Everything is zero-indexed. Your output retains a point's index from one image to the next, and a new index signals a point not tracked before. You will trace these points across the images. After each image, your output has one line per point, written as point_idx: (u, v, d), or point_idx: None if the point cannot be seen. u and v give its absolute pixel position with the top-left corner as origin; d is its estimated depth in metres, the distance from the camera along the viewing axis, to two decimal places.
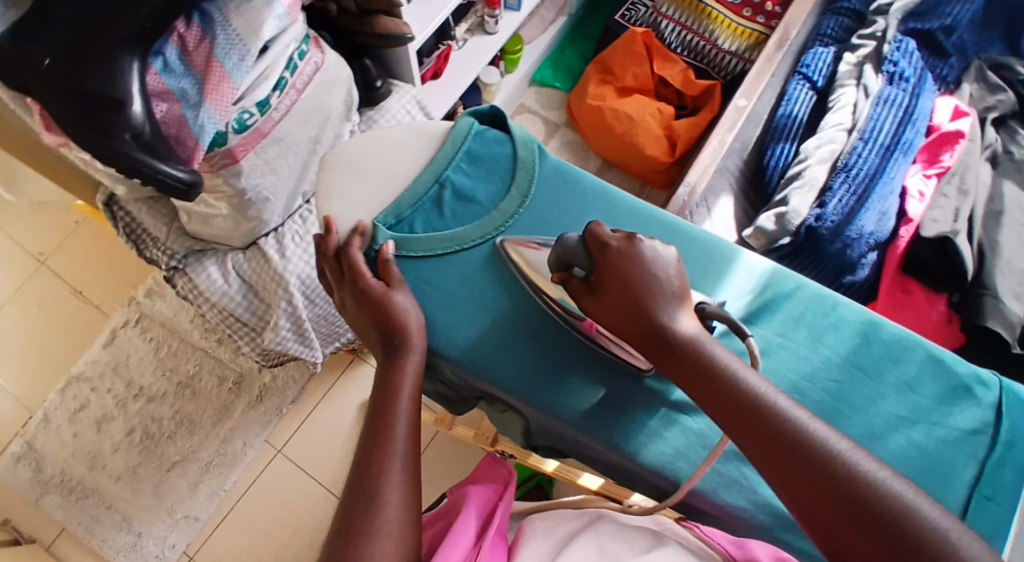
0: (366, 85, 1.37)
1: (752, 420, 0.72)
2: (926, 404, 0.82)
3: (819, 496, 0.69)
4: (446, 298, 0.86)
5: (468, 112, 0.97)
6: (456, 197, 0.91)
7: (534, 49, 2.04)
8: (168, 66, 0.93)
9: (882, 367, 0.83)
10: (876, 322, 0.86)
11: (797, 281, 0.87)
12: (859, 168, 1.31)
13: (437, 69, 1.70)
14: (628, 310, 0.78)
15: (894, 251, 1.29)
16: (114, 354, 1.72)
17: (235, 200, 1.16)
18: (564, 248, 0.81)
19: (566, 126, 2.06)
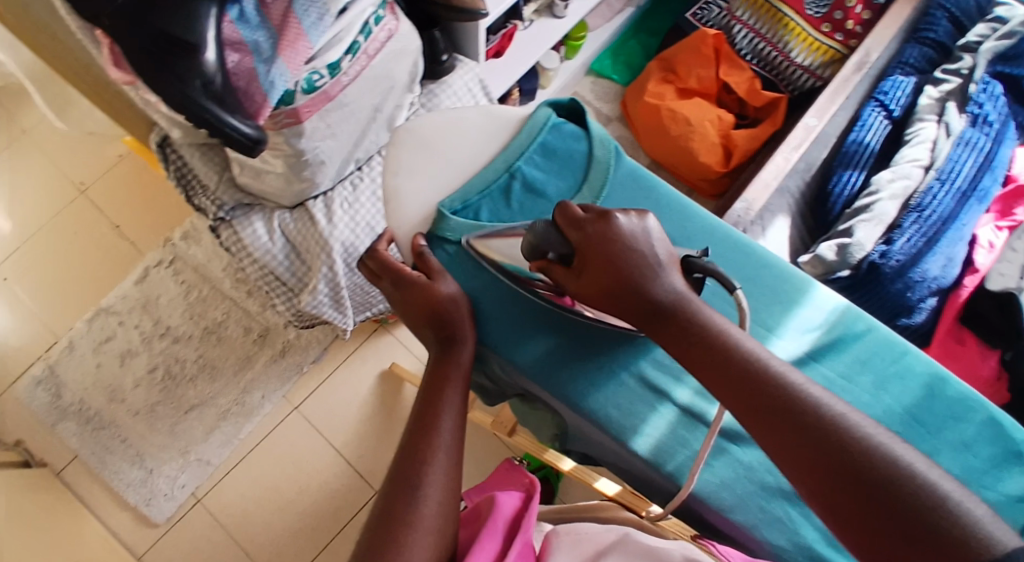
0: (432, 58, 1.33)
1: (749, 386, 0.72)
2: (979, 467, 0.78)
3: (820, 463, 0.68)
4: (500, 293, 0.84)
5: (547, 101, 0.93)
6: (527, 189, 0.88)
7: (599, 37, 1.98)
8: (244, 16, 0.90)
9: (942, 424, 0.80)
10: (943, 376, 0.82)
11: (869, 322, 0.84)
12: (932, 210, 1.27)
13: (499, 48, 1.66)
14: (611, 285, 0.76)
15: (956, 299, 1.25)
16: (145, 292, 1.72)
17: (292, 159, 1.13)
18: (536, 236, 0.78)
19: (620, 120, 2.02)
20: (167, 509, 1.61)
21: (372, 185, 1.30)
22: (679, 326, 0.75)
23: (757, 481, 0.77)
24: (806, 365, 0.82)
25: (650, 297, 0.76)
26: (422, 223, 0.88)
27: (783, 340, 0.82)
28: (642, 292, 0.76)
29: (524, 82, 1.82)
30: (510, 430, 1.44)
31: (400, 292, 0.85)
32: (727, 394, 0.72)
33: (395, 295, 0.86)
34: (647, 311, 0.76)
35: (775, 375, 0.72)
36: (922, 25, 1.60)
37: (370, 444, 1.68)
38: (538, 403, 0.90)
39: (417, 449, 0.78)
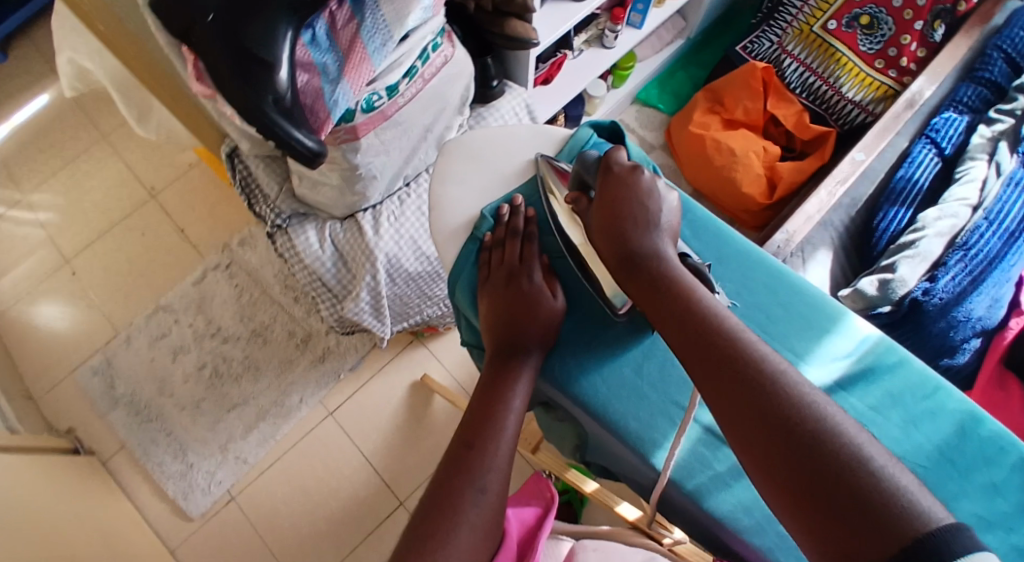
0: (482, 83, 1.38)
1: (700, 340, 0.75)
2: (1011, 511, 0.78)
3: (749, 418, 0.70)
4: None
5: (589, 122, 0.97)
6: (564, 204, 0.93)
7: (645, 68, 2.01)
8: (315, 39, 0.97)
9: (973, 466, 0.80)
10: (976, 416, 0.82)
11: (902, 356, 0.85)
12: (979, 250, 1.26)
13: (549, 75, 1.71)
14: (606, 228, 0.85)
15: (1001, 340, 1.25)
16: (201, 292, 1.80)
17: (347, 172, 1.19)
18: (582, 168, 0.89)
19: (662, 149, 2.04)
20: (203, 503, 1.67)
21: (419, 201, 1.35)
22: (651, 278, 0.81)
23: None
24: (835, 395, 0.83)
25: (636, 251, 0.82)
26: (462, 228, 0.93)
27: (814, 367, 0.84)
28: (627, 242, 0.83)
29: (571, 108, 1.87)
30: (533, 447, 1.43)
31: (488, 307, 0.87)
32: (678, 346, 0.76)
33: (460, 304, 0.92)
34: (629, 265, 0.82)
35: (728, 329, 0.76)
36: (979, 65, 1.62)
37: (401, 453, 1.72)
38: (562, 413, 0.93)
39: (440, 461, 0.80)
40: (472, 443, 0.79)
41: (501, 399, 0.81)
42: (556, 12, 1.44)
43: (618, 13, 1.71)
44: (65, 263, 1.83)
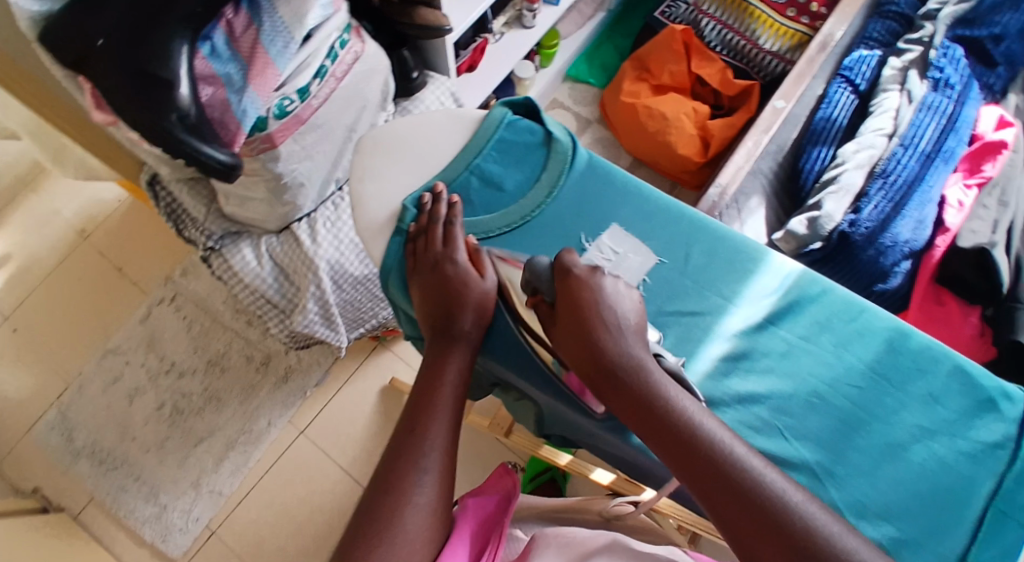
0: (403, 76, 1.36)
1: (702, 466, 0.74)
2: (949, 416, 0.80)
3: (770, 547, 0.70)
4: None
5: (503, 102, 0.98)
6: (484, 184, 0.92)
7: (568, 45, 2.01)
8: (215, 50, 0.96)
9: (907, 378, 0.82)
10: (903, 331, 0.84)
11: (825, 285, 0.87)
12: (897, 175, 1.19)
13: (473, 61, 1.71)
14: (583, 346, 0.80)
15: (929, 261, 1.15)
16: (149, 329, 1.76)
17: (272, 183, 1.17)
18: (532, 273, 0.84)
19: (599, 123, 2.04)
20: (183, 542, 1.63)
21: None
22: (640, 402, 0.77)
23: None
24: (766, 330, 0.84)
25: (621, 373, 0.78)
26: (387, 221, 0.91)
27: (742, 309, 0.85)
28: (610, 365, 0.78)
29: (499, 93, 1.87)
30: (506, 430, 1.41)
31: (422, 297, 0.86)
32: (682, 470, 0.74)
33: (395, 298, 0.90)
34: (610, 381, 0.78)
35: (732, 459, 0.73)
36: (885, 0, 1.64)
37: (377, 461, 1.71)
38: (516, 392, 0.93)
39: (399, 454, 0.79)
40: (415, 427, 0.80)
41: (437, 385, 0.82)
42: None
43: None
44: (5, 321, 1.78)
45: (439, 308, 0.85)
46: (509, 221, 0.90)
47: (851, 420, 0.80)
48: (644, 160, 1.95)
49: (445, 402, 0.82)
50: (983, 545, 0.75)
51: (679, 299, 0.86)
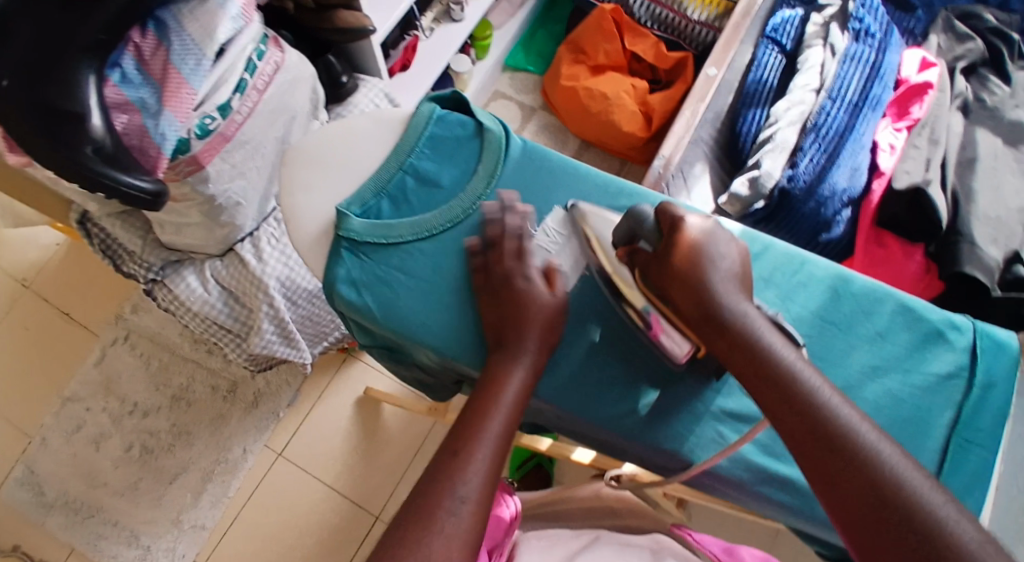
0: (331, 81, 1.31)
1: (786, 401, 0.69)
2: (899, 353, 0.81)
3: (842, 482, 0.64)
4: (412, 285, 0.82)
5: (429, 98, 0.94)
6: (420, 182, 0.87)
7: (503, 35, 2.01)
8: (126, 76, 0.93)
9: (853, 320, 0.82)
10: (846, 276, 0.84)
11: (766, 242, 0.86)
12: (828, 127, 1.20)
13: (405, 60, 1.68)
14: (680, 285, 0.76)
15: (868, 206, 1.16)
16: (105, 372, 1.71)
17: (206, 207, 1.14)
18: (632, 222, 0.80)
19: (543, 109, 2.02)
20: None
21: None
22: (734, 340, 0.72)
23: (686, 411, 0.81)
24: None
25: (716, 310, 0.74)
26: (324, 234, 0.85)
27: None
28: (707, 302, 0.75)
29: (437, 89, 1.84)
30: None
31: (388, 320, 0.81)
32: (766, 403, 0.70)
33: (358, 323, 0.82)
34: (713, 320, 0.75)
35: (818, 401, 0.68)
36: None
37: (359, 472, 1.67)
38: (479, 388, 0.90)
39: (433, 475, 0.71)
40: (458, 447, 0.72)
41: (493, 404, 0.74)
42: None
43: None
44: None
45: (502, 322, 0.79)
46: (451, 217, 0.85)
47: None
48: (591, 140, 1.95)
49: (497, 422, 0.74)
50: (951, 473, 0.77)
51: None
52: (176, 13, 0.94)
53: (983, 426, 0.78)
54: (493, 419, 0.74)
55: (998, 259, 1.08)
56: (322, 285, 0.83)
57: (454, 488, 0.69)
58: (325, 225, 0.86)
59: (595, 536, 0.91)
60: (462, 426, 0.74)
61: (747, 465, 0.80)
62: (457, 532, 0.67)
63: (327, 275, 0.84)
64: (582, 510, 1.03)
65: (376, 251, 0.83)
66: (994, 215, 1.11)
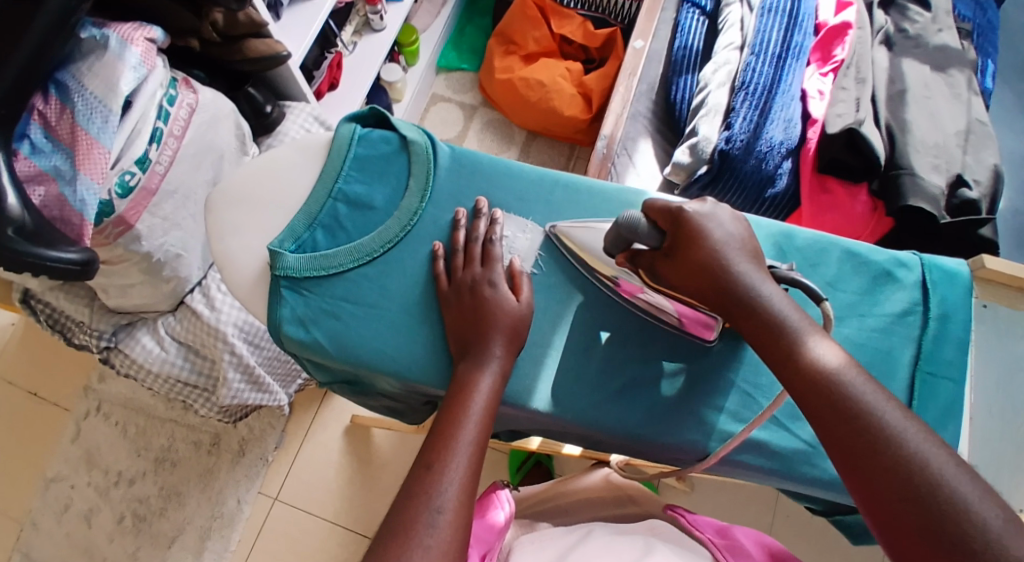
0: (257, 113, 1.28)
1: (786, 354, 0.71)
2: (851, 299, 0.81)
3: (832, 423, 0.67)
4: (365, 312, 0.80)
5: (348, 117, 0.88)
6: (352, 207, 0.83)
7: (430, 37, 1.94)
8: (36, 146, 0.92)
9: (802, 274, 0.81)
10: (789, 231, 0.83)
11: None
12: (756, 83, 1.18)
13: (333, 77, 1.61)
14: (693, 265, 0.75)
15: (806, 155, 1.14)
16: (83, 447, 1.61)
17: (144, 264, 1.11)
18: (625, 227, 0.77)
19: (483, 105, 2.00)
20: None
21: None
22: (744, 304, 0.73)
23: (659, 389, 0.81)
24: None
25: (723, 277, 0.74)
26: (261, 276, 0.82)
27: None
28: (718, 271, 0.74)
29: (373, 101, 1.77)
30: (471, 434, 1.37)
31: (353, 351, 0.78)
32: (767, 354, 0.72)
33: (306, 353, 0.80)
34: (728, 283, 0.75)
35: (825, 366, 0.69)
36: None
37: (361, 503, 1.59)
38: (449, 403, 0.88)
39: (407, 496, 0.69)
40: (431, 460, 0.70)
41: (456, 420, 0.73)
42: (297, 16, 1.33)
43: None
44: None
45: (466, 329, 0.78)
46: (387, 239, 0.82)
47: None
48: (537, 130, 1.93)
49: (468, 431, 0.72)
50: (921, 406, 0.78)
51: (578, 261, 0.84)
52: (74, 72, 0.94)
53: (947, 357, 0.79)
54: (457, 431, 0.72)
55: (940, 188, 1.08)
56: (267, 327, 0.80)
57: (429, 499, 0.68)
58: (261, 262, 0.82)
59: (587, 530, 0.87)
60: (431, 439, 0.72)
61: (718, 435, 0.79)
62: (438, 543, 0.66)
63: (271, 316, 0.80)
64: (582, 502, 1.00)
65: (318, 285, 0.80)
66: (931, 140, 1.11)
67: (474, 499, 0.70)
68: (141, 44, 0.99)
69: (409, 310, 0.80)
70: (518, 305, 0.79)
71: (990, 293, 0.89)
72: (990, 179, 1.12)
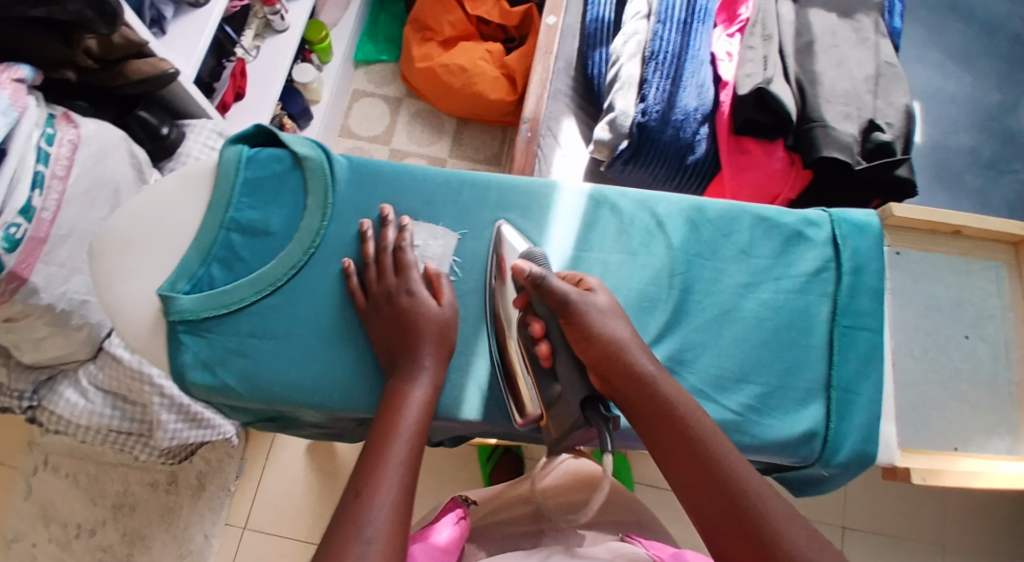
0: (153, 136, 1.19)
1: (652, 405, 0.70)
2: (765, 264, 0.81)
3: (696, 476, 0.66)
4: (276, 345, 0.76)
5: (233, 136, 0.82)
6: (247, 235, 0.79)
7: (343, 31, 1.69)
8: None
9: (715, 246, 0.82)
10: (699, 205, 0.83)
11: (617, 193, 0.84)
12: (664, 51, 1.16)
13: (238, 87, 1.38)
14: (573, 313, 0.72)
15: (721, 119, 1.11)
16: (39, 501, 1.37)
17: (48, 317, 1.05)
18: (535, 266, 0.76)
19: (409, 96, 1.74)
20: None
21: None
22: (617, 359, 0.71)
23: None
24: (580, 260, 0.82)
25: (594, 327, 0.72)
26: (157, 322, 0.76)
27: (551, 245, 0.82)
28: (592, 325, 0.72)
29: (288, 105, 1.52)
30: None
31: (269, 388, 0.75)
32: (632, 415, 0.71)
33: (217, 396, 0.75)
34: (570, 377, 0.72)
35: (697, 424, 0.68)
36: None
37: None
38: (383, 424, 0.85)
39: (332, 532, 0.61)
40: (360, 488, 0.64)
41: (387, 438, 0.67)
42: (184, 29, 1.20)
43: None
44: None
45: (392, 343, 0.74)
46: (290, 264, 0.77)
47: (675, 310, 0.80)
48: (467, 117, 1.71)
49: (399, 451, 0.66)
50: (841, 359, 0.79)
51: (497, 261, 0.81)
52: None
53: (862, 308, 0.80)
54: (385, 464, 0.65)
55: (853, 135, 1.07)
56: (168, 376, 0.75)
57: (358, 531, 0.61)
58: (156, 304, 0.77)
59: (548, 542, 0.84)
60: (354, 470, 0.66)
61: None
62: None
63: (173, 364, 0.76)
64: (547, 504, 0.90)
65: (221, 324, 0.76)
66: (839, 89, 1.10)
67: (407, 528, 0.63)
68: (9, 87, 0.94)
69: (320, 338, 0.76)
70: (444, 310, 0.75)
71: (900, 240, 0.95)
72: (902, 120, 1.10)
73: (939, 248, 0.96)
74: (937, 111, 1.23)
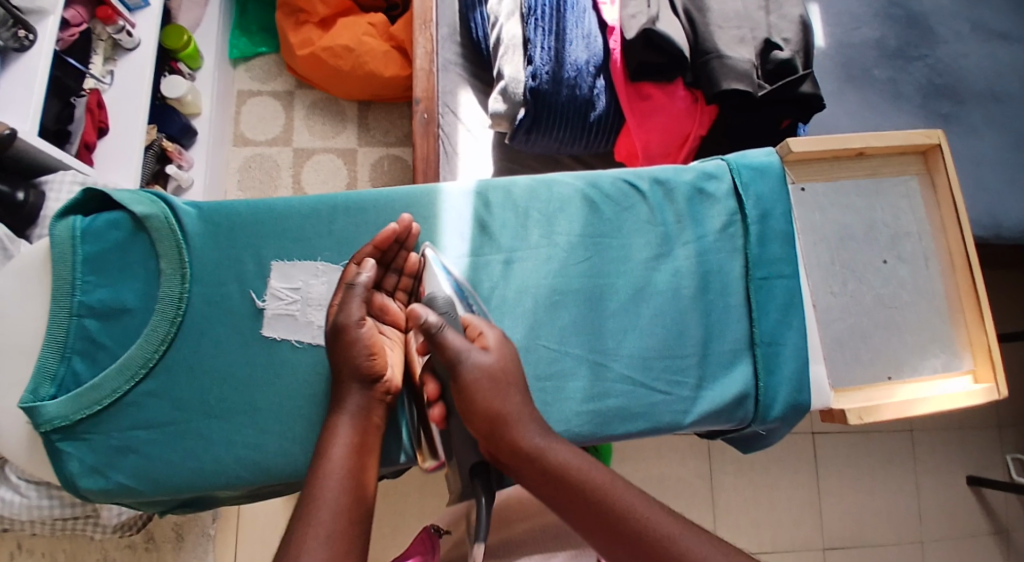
0: (6, 207, 1.02)
1: (523, 454, 0.67)
2: (671, 229, 0.82)
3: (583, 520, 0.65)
4: (163, 429, 0.74)
5: (60, 210, 0.77)
6: (104, 319, 0.75)
7: (208, 32, 1.43)
8: None
9: (618, 220, 0.82)
10: (593, 180, 0.83)
11: (503, 186, 0.82)
12: (542, 3, 1.05)
13: (99, 121, 1.21)
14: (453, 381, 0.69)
15: (614, 67, 1.04)
16: None
17: None
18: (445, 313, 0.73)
19: (301, 88, 1.49)
20: None
21: None
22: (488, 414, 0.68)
23: None
24: (477, 263, 0.80)
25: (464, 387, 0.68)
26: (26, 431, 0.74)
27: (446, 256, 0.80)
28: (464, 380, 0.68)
29: (163, 128, 1.33)
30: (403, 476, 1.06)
31: (163, 475, 0.74)
32: (535, 491, 0.67)
33: (110, 494, 0.74)
34: (463, 444, 0.71)
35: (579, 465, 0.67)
36: None
37: None
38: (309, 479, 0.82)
39: None
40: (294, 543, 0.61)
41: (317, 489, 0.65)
42: (15, 81, 1.03)
43: (104, 11, 1.20)
44: None
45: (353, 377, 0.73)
46: (157, 342, 0.75)
47: (592, 296, 0.81)
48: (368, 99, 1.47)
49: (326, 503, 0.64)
50: (762, 313, 0.82)
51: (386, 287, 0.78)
52: None
53: (774, 256, 0.82)
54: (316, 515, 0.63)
55: (751, 60, 1.00)
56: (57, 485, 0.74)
57: None
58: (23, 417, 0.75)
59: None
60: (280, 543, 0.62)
61: (583, 412, 0.78)
62: None
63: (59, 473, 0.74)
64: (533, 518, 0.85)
65: (98, 423, 0.74)
66: (730, 12, 1.03)
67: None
68: None
69: (207, 417, 0.75)
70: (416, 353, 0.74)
71: (804, 174, 0.87)
72: (798, 32, 1.04)
73: (845, 173, 0.88)
74: (836, 8, 1.16)
